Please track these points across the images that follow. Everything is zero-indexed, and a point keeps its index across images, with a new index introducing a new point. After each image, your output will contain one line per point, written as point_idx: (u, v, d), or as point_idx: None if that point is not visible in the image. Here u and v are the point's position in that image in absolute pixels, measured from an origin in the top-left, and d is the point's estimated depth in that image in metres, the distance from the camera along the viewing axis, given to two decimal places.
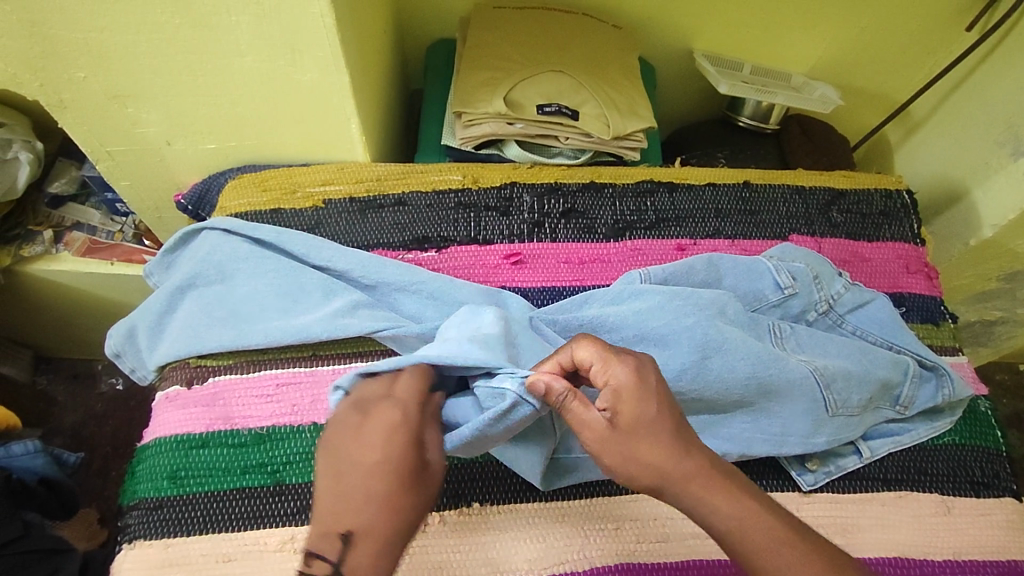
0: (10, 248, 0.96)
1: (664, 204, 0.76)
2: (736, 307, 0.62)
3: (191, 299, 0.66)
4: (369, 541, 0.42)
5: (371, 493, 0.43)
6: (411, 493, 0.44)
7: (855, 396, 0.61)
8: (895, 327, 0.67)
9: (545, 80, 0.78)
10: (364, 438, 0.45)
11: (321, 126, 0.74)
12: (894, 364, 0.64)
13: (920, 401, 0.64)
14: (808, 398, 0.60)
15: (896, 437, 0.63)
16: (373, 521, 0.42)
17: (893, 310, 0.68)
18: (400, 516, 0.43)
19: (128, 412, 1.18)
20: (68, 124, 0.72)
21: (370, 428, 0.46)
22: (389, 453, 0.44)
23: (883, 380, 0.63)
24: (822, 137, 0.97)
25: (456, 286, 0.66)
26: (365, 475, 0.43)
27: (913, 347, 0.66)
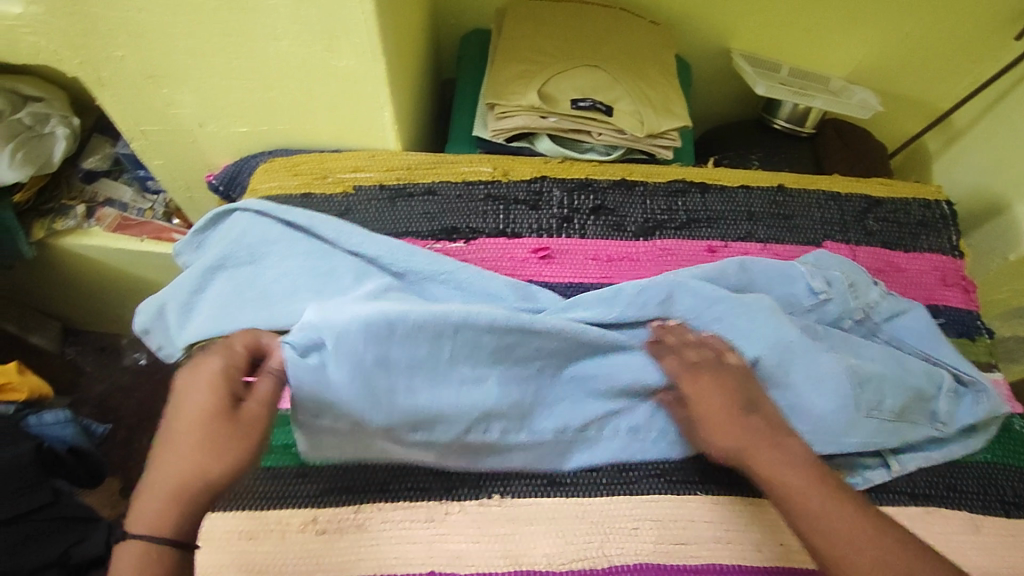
0: (44, 221, 0.98)
1: (696, 204, 0.75)
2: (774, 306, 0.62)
3: (224, 281, 0.67)
4: (156, 497, 0.48)
5: (166, 450, 0.49)
6: (189, 446, 0.49)
7: (889, 400, 0.61)
8: (932, 338, 0.66)
9: (580, 75, 0.77)
10: (184, 395, 0.51)
11: (354, 112, 0.74)
12: (930, 376, 0.63)
13: (955, 416, 0.63)
14: (845, 397, 0.59)
15: (928, 453, 0.62)
16: (151, 473, 0.49)
17: (931, 318, 0.67)
18: (188, 467, 0.48)
19: (151, 386, 1.20)
20: (105, 102, 0.73)
21: (187, 383, 0.51)
22: (195, 414, 0.49)
23: (917, 389, 0.62)
24: (860, 143, 0.95)
25: (488, 276, 0.66)
26: (177, 429, 0.50)
27: (948, 361, 0.65)
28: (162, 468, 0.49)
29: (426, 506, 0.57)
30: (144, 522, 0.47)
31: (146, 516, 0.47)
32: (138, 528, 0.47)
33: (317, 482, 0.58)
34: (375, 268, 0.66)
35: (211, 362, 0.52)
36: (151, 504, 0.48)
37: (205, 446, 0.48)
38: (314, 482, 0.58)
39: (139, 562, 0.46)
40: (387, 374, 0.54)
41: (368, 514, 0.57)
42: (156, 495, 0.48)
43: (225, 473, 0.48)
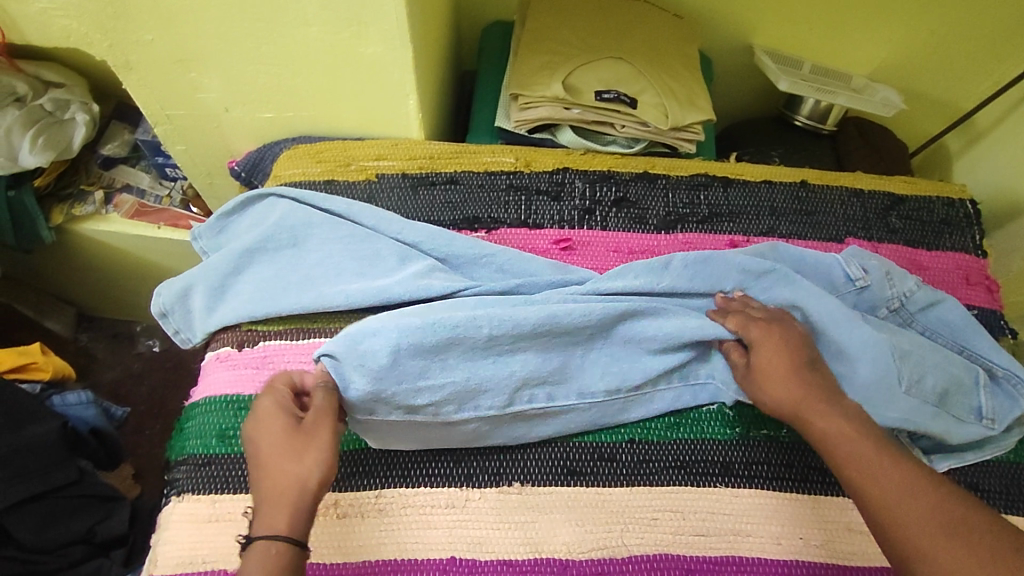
0: (63, 207, 0.99)
1: (718, 198, 0.75)
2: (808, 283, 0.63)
3: (260, 264, 0.68)
4: (272, 501, 0.47)
5: (258, 464, 0.49)
6: (277, 455, 0.49)
7: (930, 381, 0.60)
8: (969, 330, 0.65)
9: (604, 67, 0.77)
10: (252, 424, 0.51)
11: (378, 101, 0.74)
12: (966, 365, 0.63)
13: (995, 411, 0.62)
14: (886, 371, 0.59)
15: (959, 454, 0.62)
16: (257, 485, 0.48)
17: (967, 311, 0.66)
18: (291, 473, 0.48)
19: (164, 373, 1.21)
20: (132, 86, 0.73)
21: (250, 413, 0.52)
22: (270, 428, 0.50)
23: (955, 378, 0.61)
24: (881, 142, 0.94)
25: (526, 259, 0.67)
26: (265, 447, 0.49)
27: (986, 353, 0.64)
28: (271, 474, 0.48)
29: (446, 493, 0.57)
30: (262, 528, 0.46)
31: (268, 517, 0.47)
32: (262, 532, 0.46)
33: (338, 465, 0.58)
34: (417, 253, 0.68)
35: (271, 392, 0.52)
36: (278, 512, 0.47)
37: (281, 451, 0.49)
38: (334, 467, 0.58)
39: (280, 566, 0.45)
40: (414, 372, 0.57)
41: (389, 498, 0.57)
42: (269, 496, 0.48)
43: (310, 471, 0.48)
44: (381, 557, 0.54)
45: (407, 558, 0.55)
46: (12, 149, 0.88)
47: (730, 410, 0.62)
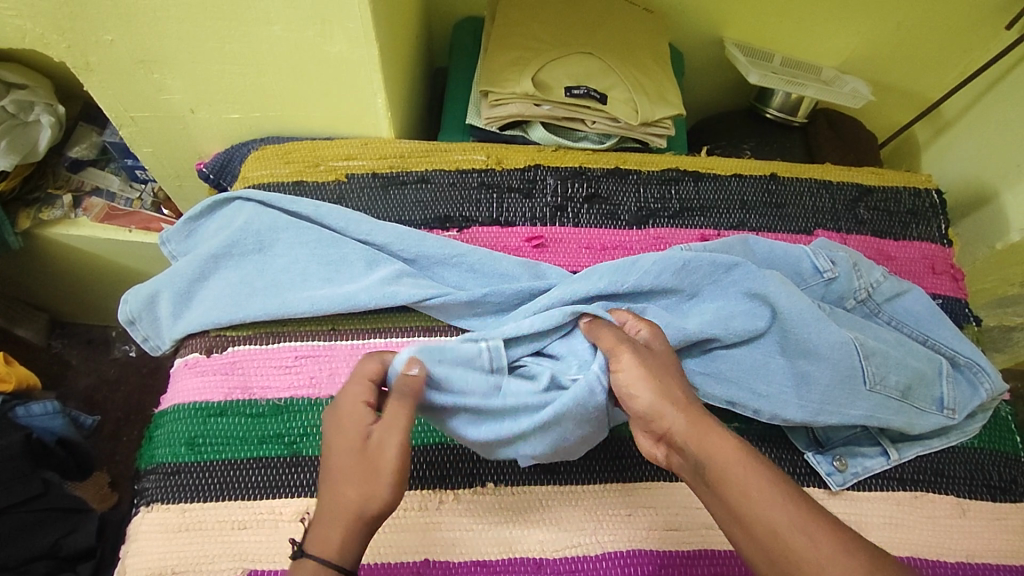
0: (30, 211, 0.97)
1: (689, 192, 0.76)
2: (777, 281, 0.61)
3: (226, 268, 0.67)
4: (322, 519, 0.46)
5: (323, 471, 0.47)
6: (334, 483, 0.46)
7: (894, 375, 0.61)
8: (932, 320, 0.66)
9: (573, 63, 0.76)
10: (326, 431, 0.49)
11: (347, 100, 0.73)
12: (929, 357, 0.63)
13: (959, 401, 0.63)
14: (849, 367, 0.60)
15: (925, 442, 0.62)
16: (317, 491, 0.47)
17: (931, 301, 0.67)
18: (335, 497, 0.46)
19: (140, 378, 1.19)
20: (93, 88, 0.72)
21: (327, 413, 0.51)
22: (340, 444, 0.47)
23: (918, 371, 0.62)
24: (851, 133, 0.95)
25: (496, 258, 0.67)
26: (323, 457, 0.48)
27: (948, 343, 0.65)
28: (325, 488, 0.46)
29: (420, 494, 0.57)
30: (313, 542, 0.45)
31: (318, 534, 0.45)
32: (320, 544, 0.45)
33: (310, 471, 0.58)
34: (385, 255, 0.67)
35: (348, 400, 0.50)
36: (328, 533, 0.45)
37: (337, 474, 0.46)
38: (307, 472, 0.58)
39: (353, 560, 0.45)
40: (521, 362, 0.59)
41: None
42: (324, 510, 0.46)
43: (364, 500, 0.45)
44: None
45: (379, 562, 0.54)
46: None
47: None
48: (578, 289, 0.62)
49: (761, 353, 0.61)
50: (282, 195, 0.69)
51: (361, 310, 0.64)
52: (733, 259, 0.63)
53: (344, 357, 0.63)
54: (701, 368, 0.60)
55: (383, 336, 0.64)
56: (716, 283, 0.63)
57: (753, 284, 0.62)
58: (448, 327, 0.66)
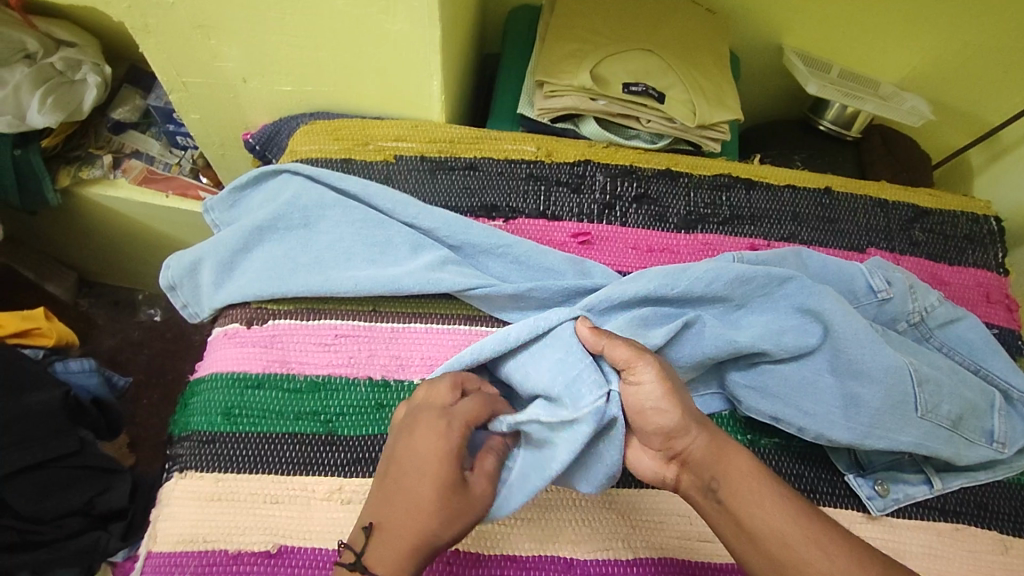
0: (70, 169, 0.97)
1: (740, 200, 0.74)
2: (833, 299, 0.60)
3: (271, 241, 0.66)
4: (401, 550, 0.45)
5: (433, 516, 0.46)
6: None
7: (946, 405, 0.59)
8: (987, 349, 0.64)
9: (633, 58, 0.75)
10: (433, 524, 0.45)
11: (402, 80, 0.72)
12: (982, 388, 0.62)
13: (1009, 435, 0.61)
14: (901, 390, 0.58)
15: (971, 473, 0.61)
16: (370, 554, 0.45)
17: (986, 330, 0.65)
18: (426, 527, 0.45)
19: (164, 343, 1.20)
20: (148, 49, 0.71)
21: (421, 455, 0.47)
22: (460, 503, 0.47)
23: (971, 401, 0.60)
24: (905, 152, 0.93)
25: (543, 252, 0.66)
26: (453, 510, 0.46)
27: (1001, 374, 0.63)
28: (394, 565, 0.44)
29: None
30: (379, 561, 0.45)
31: (384, 555, 0.45)
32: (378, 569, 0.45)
33: (345, 451, 0.58)
34: (430, 240, 0.67)
35: (473, 494, 0.47)
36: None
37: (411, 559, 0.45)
38: (343, 452, 0.58)
39: None
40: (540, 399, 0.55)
41: None
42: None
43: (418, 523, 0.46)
44: None
45: None
46: (21, 107, 0.87)
47: (741, 415, 0.62)
48: (626, 290, 0.61)
49: (810, 370, 0.60)
50: (331, 171, 0.69)
51: (404, 294, 0.63)
52: (788, 273, 0.61)
53: (383, 339, 0.63)
54: (746, 381, 0.60)
55: (423, 321, 0.64)
56: (773, 297, 0.62)
57: (805, 300, 0.61)
58: (490, 317, 0.65)
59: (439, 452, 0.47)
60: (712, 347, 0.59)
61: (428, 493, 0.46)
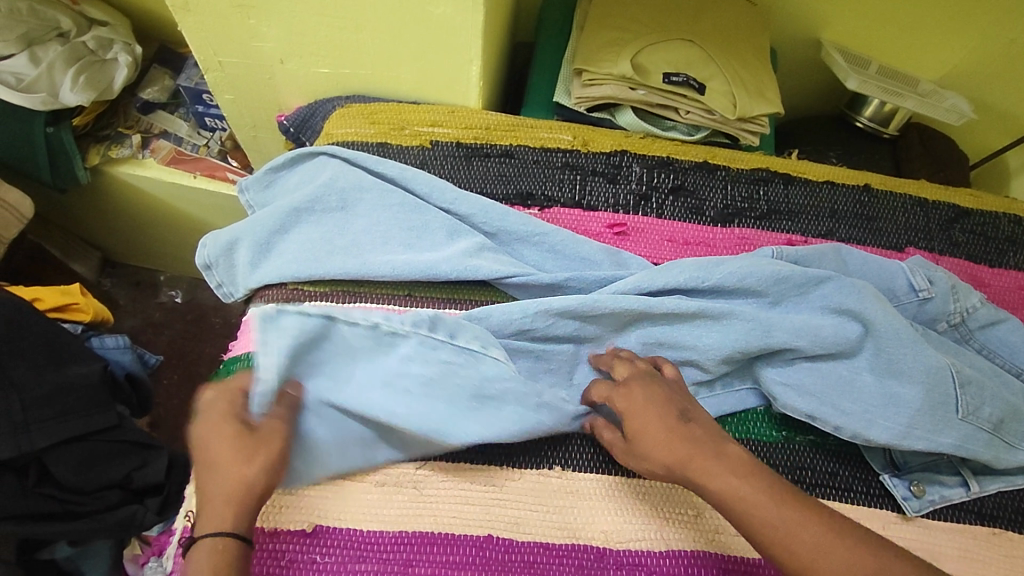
0: (100, 147, 0.98)
1: (778, 195, 0.73)
2: (874, 300, 0.59)
3: (308, 222, 0.66)
4: (218, 500, 0.47)
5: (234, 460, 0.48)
6: (244, 519, 0.47)
7: (987, 409, 0.59)
8: None
9: (672, 48, 0.74)
10: (228, 462, 0.48)
11: (439, 65, 0.72)
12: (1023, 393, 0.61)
13: None
14: (941, 394, 0.58)
15: (1010, 477, 0.60)
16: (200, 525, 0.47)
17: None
18: (241, 472, 0.48)
19: (185, 324, 1.20)
20: (188, 28, 0.71)
21: (212, 433, 0.49)
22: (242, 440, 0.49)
23: (1012, 406, 0.60)
24: (943, 152, 0.91)
25: (579, 241, 0.65)
26: (240, 451, 0.49)
27: None
28: (233, 516, 0.47)
29: (487, 472, 0.57)
30: (216, 525, 0.46)
31: (215, 515, 0.47)
32: (210, 529, 0.46)
33: None
34: (466, 226, 0.66)
35: (269, 435, 0.50)
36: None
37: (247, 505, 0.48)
38: None
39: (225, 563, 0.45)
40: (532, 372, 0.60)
41: (427, 472, 0.57)
42: (221, 545, 0.46)
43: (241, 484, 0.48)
44: (419, 530, 0.55)
45: (445, 532, 0.55)
46: (54, 86, 0.87)
47: (776, 411, 0.62)
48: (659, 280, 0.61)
49: (847, 369, 0.60)
50: (368, 154, 0.68)
51: (440, 281, 0.63)
52: (825, 273, 0.61)
53: None
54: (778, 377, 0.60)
55: (457, 307, 0.64)
56: (810, 298, 0.61)
57: (842, 302, 0.60)
58: None
59: (217, 415, 0.50)
60: (743, 341, 0.59)
61: (228, 448, 0.49)
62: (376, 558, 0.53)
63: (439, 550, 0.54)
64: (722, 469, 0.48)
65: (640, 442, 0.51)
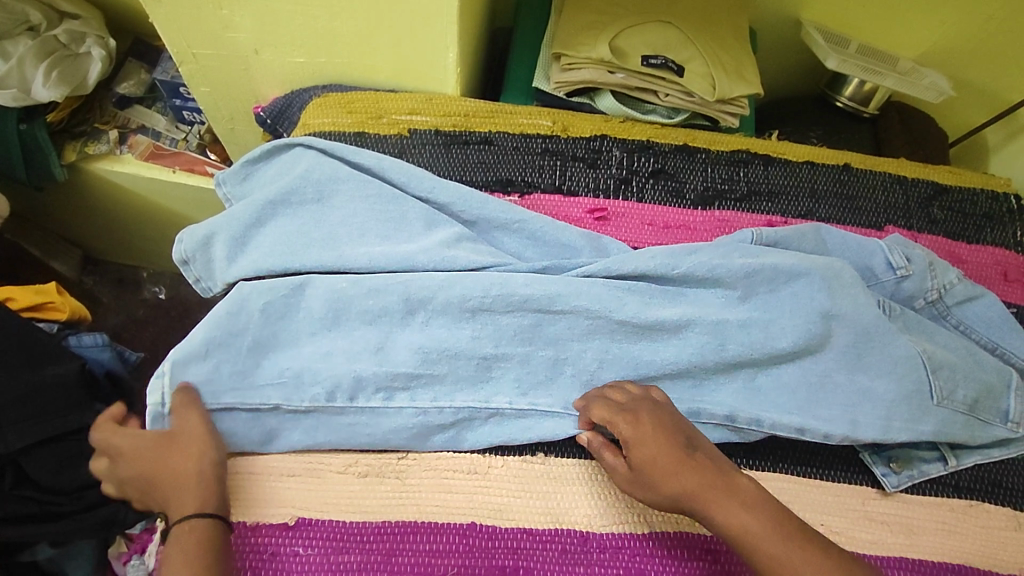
0: (76, 144, 0.96)
1: (758, 176, 0.73)
2: (839, 291, 0.60)
3: (285, 216, 0.65)
4: (175, 492, 0.50)
5: (172, 457, 0.52)
6: (205, 499, 0.50)
7: (960, 391, 0.60)
8: (1005, 328, 0.64)
9: (651, 31, 0.73)
10: (172, 464, 0.51)
11: (416, 52, 0.71)
12: (998, 369, 0.62)
13: None
14: (912, 380, 0.59)
15: (987, 450, 0.61)
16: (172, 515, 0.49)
17: (1004, 309, 0.65)
18: (190, 466, 0.51)
19: (169, 321, 1.19)
20: (159, 19, 0.70)
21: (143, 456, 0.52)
22: (182, 442, 0.52)
23: (986, 384, 0.61)
24: (923, 130, 0.91)
25: (559, 228, 0.65)
26: (180, 453, 0.52)
27: (1018, 352, 0.63)
28: (192, 499, 0.49)
29: (468, 459, 0.58)
30: (177, 512, 0.49)
31: (180, 504, 0.49)
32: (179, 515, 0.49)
33: None
34: (445, 216, 0.66)
35: (187, 430, 0.53)
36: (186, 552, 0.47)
37: (206, 487, 0.51)
38: None
39: (201, 539, 0.48)
40: (484, 378, 0.58)
41: (411, 461, 0.58)
42: (191, 528, 0.48)
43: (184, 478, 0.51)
44: (401, 520, 0.55)
45: (426, 522, 0.55)
46: (26, 81, 0.86)
47: None
48: (632, 265, 0.61)
49: (820, 366, 0.60)
50: (345, 145, 0.68)
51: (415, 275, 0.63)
52: (796, 268, 0.60)
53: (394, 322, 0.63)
54: (741, 385, 0.60)
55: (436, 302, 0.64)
56: (785, 289, 0.61)
57: (816, 288, 0.60)
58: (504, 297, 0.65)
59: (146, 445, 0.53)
60: (700, 355, 0.59)
61: (160, 456, 0.52)
62: (360, 549, 0.53)
63: (422, 539, 0.54)
64: (729, 502, 0.48)
65: (648, 472, 0.51)
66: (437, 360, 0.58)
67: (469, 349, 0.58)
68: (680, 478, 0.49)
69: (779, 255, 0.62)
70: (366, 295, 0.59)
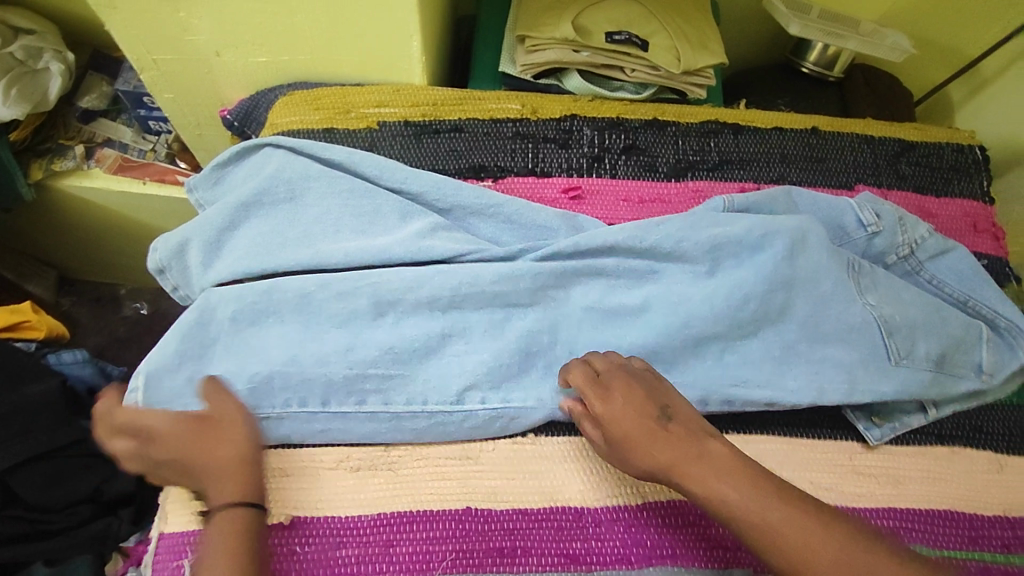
0: (42, 162, 0.94)
1: (729, 144, 0.74)
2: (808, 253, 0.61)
3: (258, 217, 0.65)
4: (219, 478, 0.49)
5: (214, 441, 0.50)
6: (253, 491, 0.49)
7: (931, 346, 0.61)
8: (975, 279, 0.65)
9: (613, 7, 0.73)
10: (213, 450, 0.49)
11: (379, 43, 0.71)
12: (970, 321, 0.63)
13: (1002, 366, 0.63)
14: (879, 339, 0.61)
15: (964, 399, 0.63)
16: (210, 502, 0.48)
17: (974, 261, 0.66)
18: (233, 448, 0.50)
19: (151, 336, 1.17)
20: (115, 27, 0.69)
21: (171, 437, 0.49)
22: (218, 423, 0.51)
23: (957, 336, 0.62)
24: (888, 90, 0.92)
25: (535, 209, 0.65)
26: (219, 435, 0.50)
27: (990, 302, 0.64)
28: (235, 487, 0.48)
29: (459, 446, 0.58)
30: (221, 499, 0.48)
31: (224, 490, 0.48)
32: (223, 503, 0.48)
33: None
34: (420, 206, 0.66)
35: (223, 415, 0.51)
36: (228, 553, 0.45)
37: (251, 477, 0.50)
38: None
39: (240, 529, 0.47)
40: (453, 367, 0.58)
41: (401, 453, 0.57)
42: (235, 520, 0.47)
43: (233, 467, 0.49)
44: (397, 511, 0.55)
45: (422, 510, 0.55)
46: None
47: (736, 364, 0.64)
48: (604, 240, 0.62)
49: (797, 328, 0.61)
50: (314, 142, 0.67)
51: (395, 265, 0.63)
52: (761, 236, 0.61)
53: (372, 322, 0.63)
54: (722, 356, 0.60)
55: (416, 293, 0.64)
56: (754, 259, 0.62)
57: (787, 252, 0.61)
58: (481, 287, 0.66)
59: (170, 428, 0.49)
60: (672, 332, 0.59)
61: (193, 439, 0.49)
62: (359, 542, 0.54)
63: (420, 527, 0.54)
64: (706, 472, 0.48)
65: (625, 445, 0.51)
66: (404, 359, 0.58)
67: (441, 335, 0.59)
68: (654, 449, 0.50)
69: (748, 222, 0.62)
70: (334, 300, 0.59)
